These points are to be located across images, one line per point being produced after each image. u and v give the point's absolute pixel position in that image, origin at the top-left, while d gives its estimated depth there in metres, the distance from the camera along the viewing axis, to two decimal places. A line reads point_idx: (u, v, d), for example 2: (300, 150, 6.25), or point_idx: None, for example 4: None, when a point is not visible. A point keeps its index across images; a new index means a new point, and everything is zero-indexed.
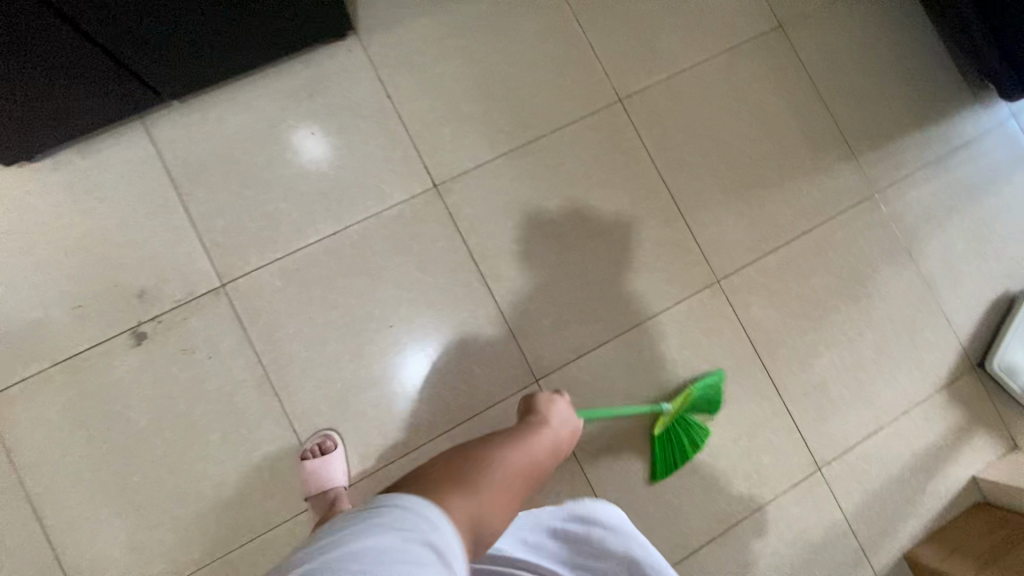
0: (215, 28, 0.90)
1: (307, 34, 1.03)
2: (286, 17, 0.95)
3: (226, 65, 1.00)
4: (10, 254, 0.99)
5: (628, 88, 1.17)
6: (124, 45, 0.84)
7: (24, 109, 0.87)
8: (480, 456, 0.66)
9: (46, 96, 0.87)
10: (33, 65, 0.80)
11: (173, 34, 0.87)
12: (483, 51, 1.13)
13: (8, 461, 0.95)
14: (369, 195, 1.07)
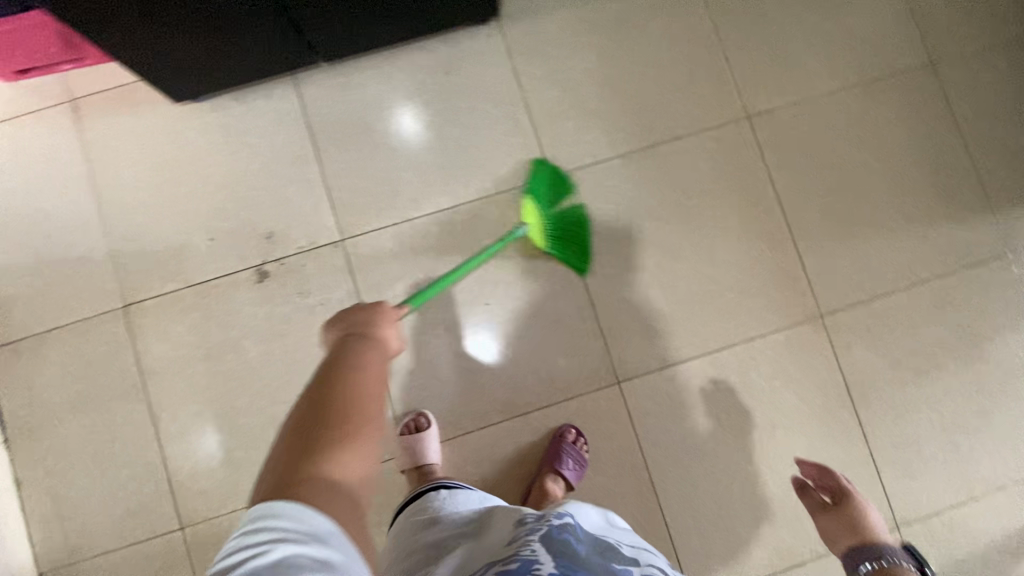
0: (386, 3, 0.95)
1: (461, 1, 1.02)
2: None
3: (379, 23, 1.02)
4: (168, 182, 1.09)
5: (759, 106, 1.15)
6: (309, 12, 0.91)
7: (206, 54, 0.95)
8: (343, 371, 0.60)
9: (229, 45, 0.94)
10: (232, 21, 0.87)
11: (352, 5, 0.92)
12: (617, 51, 1.14)
13: (135, 366, 1.05)
14: (488, 176, 1.10)
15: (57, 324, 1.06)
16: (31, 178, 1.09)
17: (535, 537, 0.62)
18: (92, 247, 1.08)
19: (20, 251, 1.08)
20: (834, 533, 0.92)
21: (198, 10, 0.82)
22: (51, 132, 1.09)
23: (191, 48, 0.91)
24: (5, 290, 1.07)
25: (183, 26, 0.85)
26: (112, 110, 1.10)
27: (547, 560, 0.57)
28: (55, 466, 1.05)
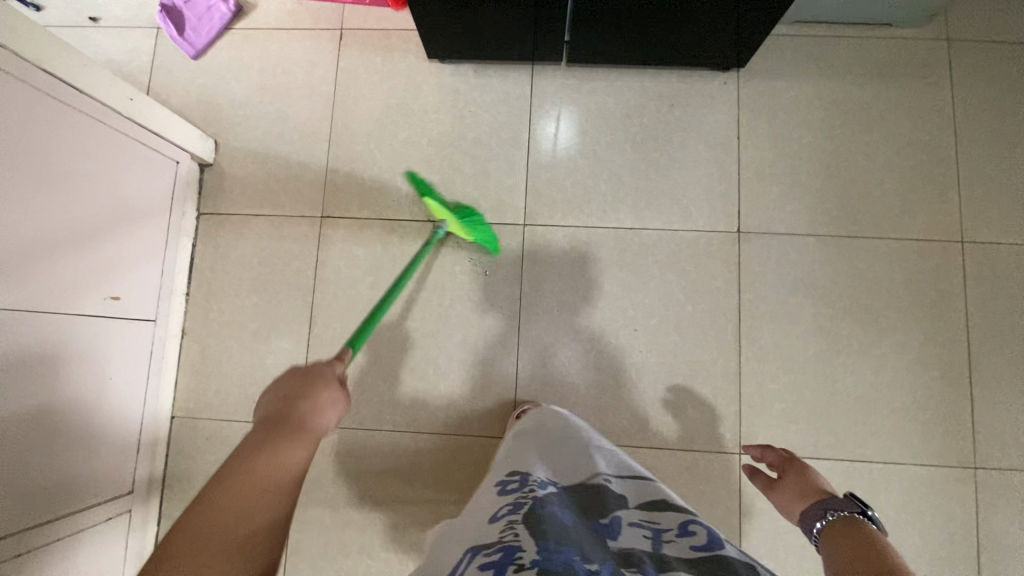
0: (653, 23, 0.99)
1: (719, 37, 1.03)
2: (708, 36, 1.02)
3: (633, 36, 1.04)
4: (392, 121, 1.19)
5: (976, 235, 1.09)
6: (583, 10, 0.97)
7: (477, 23, 1.03)
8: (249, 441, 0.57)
9: (500, 21, 1.02)
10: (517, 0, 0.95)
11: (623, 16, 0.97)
12: (844, 135, 1.13)
13: (312, 271, 1.15)
14: (678, 212, 1.12)
15: (262, 212, 1.19)
16: (284, 83, 1.22)
17: (517, 521, 0.62)
18: (311, 157, 1.19)
19: (255, 141, 1.21)
20: (790, 503, 0.84)
21: None
22: (314, 50, 1.23)
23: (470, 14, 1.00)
24: (232, 170, 1.21)
25: None
26: (369, 47, 1.22)
27: (529, 547, 0.56)
28: (216, 331, 1.16)
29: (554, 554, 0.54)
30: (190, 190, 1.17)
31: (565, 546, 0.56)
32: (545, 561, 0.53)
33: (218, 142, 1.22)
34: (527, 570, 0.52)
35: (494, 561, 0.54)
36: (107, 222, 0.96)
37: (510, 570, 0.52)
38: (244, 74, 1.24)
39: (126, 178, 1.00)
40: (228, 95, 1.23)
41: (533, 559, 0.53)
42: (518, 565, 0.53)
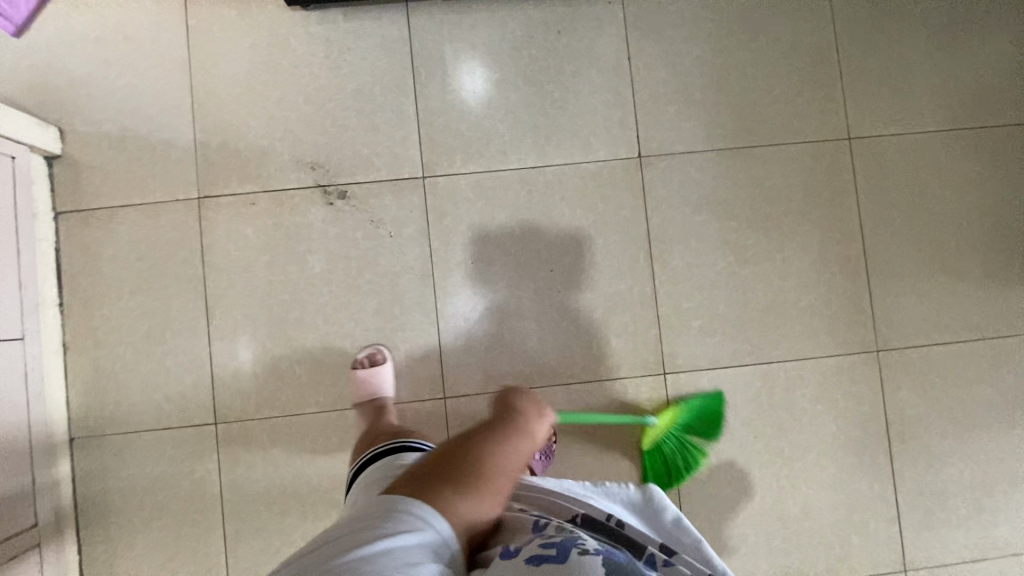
0: None
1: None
2: None
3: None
4: (262, 83, 1.08)
5: (862, 131, 1.13)
6: None
7: None
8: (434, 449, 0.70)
9: None
10: None
11: None
12: (732, 45, 1.12)
13: (201, 259, 1.06)
14: (579, 144, 1.09)
15: (130, 202, 1.07)
16: (130, 53, 1.08)
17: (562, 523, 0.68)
18: (176, 133, 1.07)
19: (107, 123, 1.08)
20: None
21: None
22: (157, 10, 1.08)
23: None
24: (86, 159, 1.07)
25: None
26: (221, 2, 1.09)
27: (588, 541, 0.62)
28: (103, 339, 1.06)
29: (612, 550, 0.61)
30: (38, 187, 1.04)
31: (619, 550, 0.62)
32: (605, 551, 0.60)
33: (64, 129, 1.07)
34: (593, 554, 0.58)
35: (556, 543, 0.60)
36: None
37: (575, 552, 0.58)
38: (80, 47, 1.08)
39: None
40: (66, 74, 1.08)
41: (595, 547, 0.60)
42: (580, 549, 0.59)
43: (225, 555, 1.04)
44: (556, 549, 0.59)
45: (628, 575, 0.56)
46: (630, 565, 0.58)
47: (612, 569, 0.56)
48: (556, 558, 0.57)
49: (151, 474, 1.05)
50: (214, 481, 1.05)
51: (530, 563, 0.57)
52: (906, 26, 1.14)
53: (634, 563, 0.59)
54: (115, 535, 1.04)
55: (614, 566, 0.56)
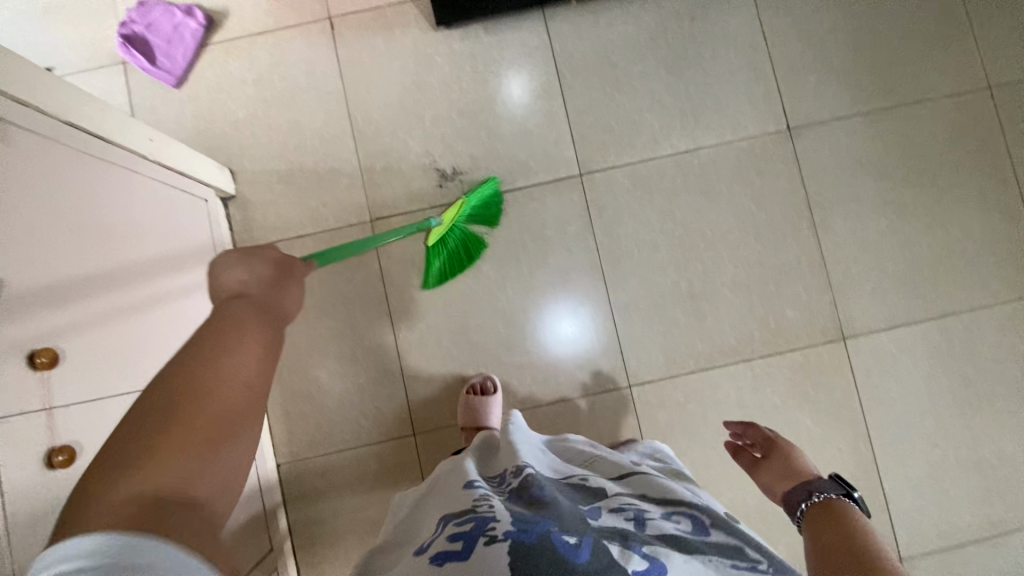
0: None
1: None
2: None
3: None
4: (416, 104, 1.12)
5: (1001, 78, 1.14)
6: None
7: None
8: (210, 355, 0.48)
9: None
10: None
11: None
12: (861, 10, 1.14)
13: (380, 278, 1.10)
14: (728, 125, 1.12)
15: (306, 231, 1.11)
16: (286, 91, 1.13)
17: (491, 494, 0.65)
18: (340, 161, 1.11)
19: (273, 159, 1.12)
20: (773, 485, 0.85)
21: None
22: (308, 48, 1.14)
23: None
24: (258, 196, 1.11)
25: None
26: (367, 32, 1.14)
27: (505, 517, 0.58)
28: (296, 366, 1.09)
29: (531, 526, 0.56)
30: (223, 229, 1.08)
31: (545, 521, 0.58)
32: (520, 533, 0.55)
33: (234, 171, 1.12)
34: (499, 543, 0.53)
35: (466, 530, 0.56)
36: (173, 284, 0.89)
37: (480, 543, 0.54)
38: (238, 91, 1.13)
39: (176, 231, 0.92)
40: (226, 118, 1.13)
41: (507, 530, 0.55)
42: (489, 536, 0.54)
43: None
44: (464, 542, 0.55)
45: (535, 564, 0.50)
46: (541, 543, 0.53)
47: (518, 558, 0.51)
48: (459, 556, 0.53)
49: (357, 490, 1.08)
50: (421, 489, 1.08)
51: (436, 564, 0.53)
52: None
53: (552, 537, 0.54)
54: (331, 552, 1.07)
55: (518, 556, 0.51)
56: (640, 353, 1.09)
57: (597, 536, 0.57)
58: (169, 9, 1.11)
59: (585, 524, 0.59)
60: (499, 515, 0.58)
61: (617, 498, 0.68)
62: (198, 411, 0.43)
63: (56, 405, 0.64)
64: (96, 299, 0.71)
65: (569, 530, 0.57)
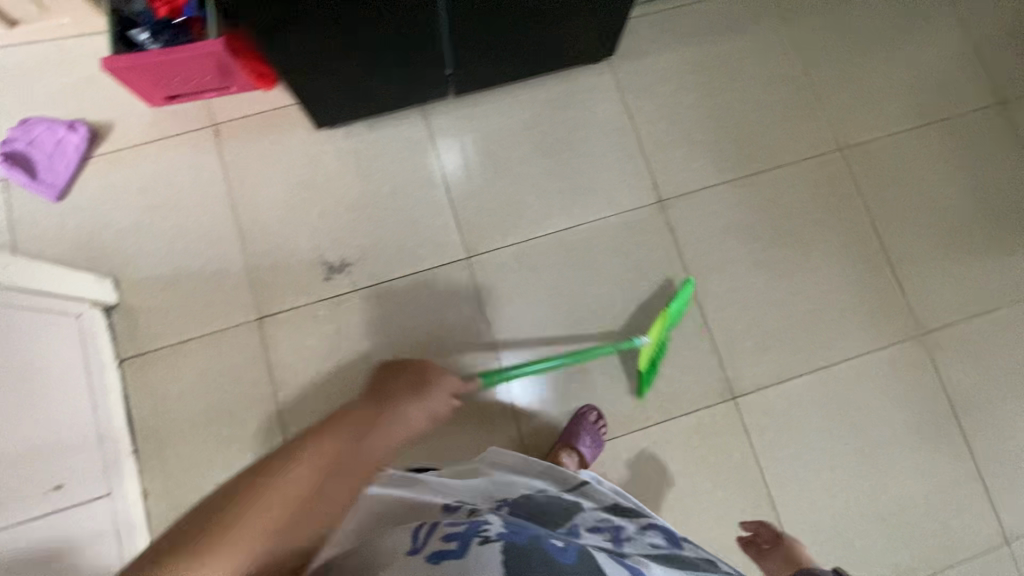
0: (525, 42, 1.06)
1: (587, 27, 1.07)
2: (577, 39, 1.10)
3: (512, 42, 1.05)
4: (302, 201, 1.15)
5: (849, 141, 1.24)
6: (462, 48, 1.02)
7: (363, 87, 1.05)
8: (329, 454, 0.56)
9: (385, 76, 1.03)
10: (396, 55, 0.98)
11: (499, 43, 1.03)
12: (717, 89, 1.24)
13: (269, 378, 1.08)
14: (604, 202, 1.18)
15: (192, 335, 1.09)
16: (172, 197, 1.14)
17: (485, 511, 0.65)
18: (227, 262, 1.12)
19: (158, 264, 1.12)
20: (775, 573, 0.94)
21: (372, 43, 0.92)
22: (194, 154, 1.16)
23: (352, 79, 1.01)
24: (143, 303, 1.10)
25: (354, 57, 0.95)
26: (252, 135, 1.17)
27: (496, 523, 0.59)
28: (183, 477, 1.05)
29: (520, 531, 0.58)
30: (102, 341, 1.06)
31: (532, 531, 0.60)
32: (510, 534, 0.56)
33: (117, 280, 1.11)
34: (494, 541, 0.53)
35: (459, 531, 0.55)
36: (27, 409, 0.84)
37: (476, 541, 0.53)
38: (123, 200, 1.14)
39: (33, 353, 0.88)
40: (110, 227, 1.13)
41: (499, 530, 0.56)
42: (481, 537, 0.54)
43: None
44: (459, 541, 0.53)
45: (528, 560, 0.52)
46: (533, 543, 0.55)
47: (510, 556, 0.51)
48: (455, 552, 0.51)
49: None
50: None
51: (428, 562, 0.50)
52: (861, 44, 1.28)
53: (541, 541, 0.57)
54: None
55: (513, 554, 0.52)
56: (539, 433, 1.09)
57: (584, 547, 0.60)
58: (52, 126, 1.13)
59: (570, 539, 0.63)
60: (490, 524, 0.58)
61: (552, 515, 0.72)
62: (292, 485, 0.51)
63: None
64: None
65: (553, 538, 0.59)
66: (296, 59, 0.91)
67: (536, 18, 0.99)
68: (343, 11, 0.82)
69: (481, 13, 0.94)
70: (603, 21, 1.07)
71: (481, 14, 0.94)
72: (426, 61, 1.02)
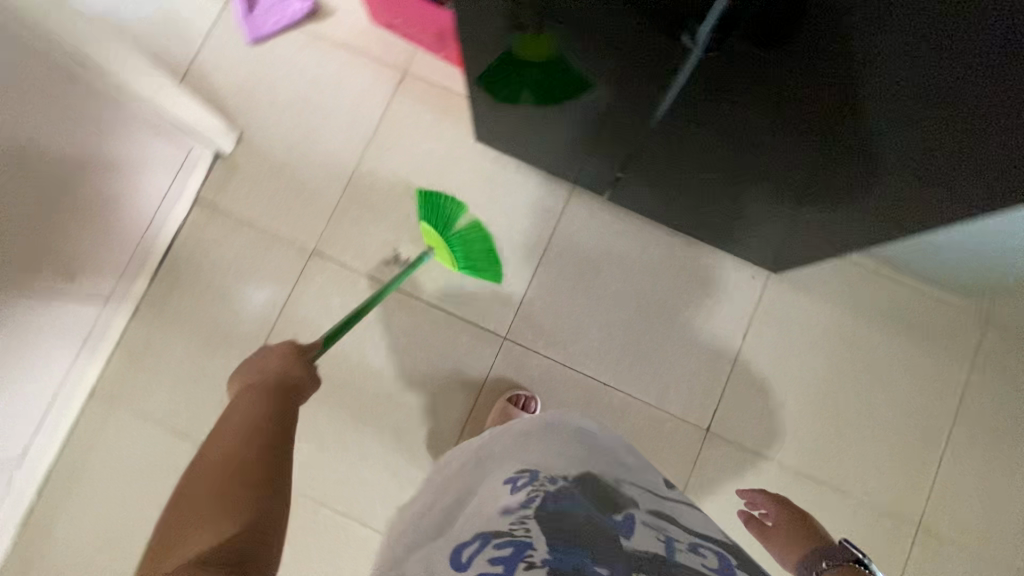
0: (698, 214, 1.00)
1: (774, 227, 0.91)
2: (749, 242, 1.02)
3: (689, 205, 0.98)
4: (419, 186, 1.15)
5: (935, 527, 1.05)
6: (635, 177, 0.99)
7: (538, 148, 1.06)
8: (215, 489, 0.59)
9: (562, 151, 1.03)
10: (578, 147, 0.98)
11: (673, 197, 0.99)
12: (846, 375, 1.09)
13: (282, 303, 1.11)
14: (657, 389, 1.08)
15: (257, 223, 1.14)
16: (329, 102, 1.17)
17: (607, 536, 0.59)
18: (326, 189, 1.15)
19: (278, 149, 1.16)
20: None
21: (559, 129, 0.94)
22: (371, 81, 1.18)
23: (532, 139, 1.03)
24: (245, 169, 1.16)
25: (541, 126, 0.97)
26: (425, 102, 1.17)
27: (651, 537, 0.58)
28: (167, 323, 1.11)
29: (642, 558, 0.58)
30: (193, 174, 1.12)
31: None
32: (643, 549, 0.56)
33: (242, 136, 1.16)
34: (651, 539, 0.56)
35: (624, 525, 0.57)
36: (79, 195, 0.90)
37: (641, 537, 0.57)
38: (293, 76, 1.18)
39: (116, 154, 0.93)
40: (268, 91, 1.18)
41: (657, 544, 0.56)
42: (528, 563, 0.49)
43: None
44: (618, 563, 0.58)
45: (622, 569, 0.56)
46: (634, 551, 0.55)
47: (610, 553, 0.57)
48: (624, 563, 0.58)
49: (133, 458, 1.08)
50: None
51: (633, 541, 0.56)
52: None
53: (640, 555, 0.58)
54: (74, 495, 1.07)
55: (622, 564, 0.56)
56: None
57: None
58: None
59: None
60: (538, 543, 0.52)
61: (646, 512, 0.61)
62: (228, 467, 0.62)
63: None
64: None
65: (603, 565, 0.50)
66: (486, 63, 0.80)
67: (713, 205, 0.94)
68: (541, 100, 0.85)
69: (676, 162, 0.85)
70: (804, 235, 0.88)
71: (665, 171, 0.91)
72: (614, 137, 0.89)
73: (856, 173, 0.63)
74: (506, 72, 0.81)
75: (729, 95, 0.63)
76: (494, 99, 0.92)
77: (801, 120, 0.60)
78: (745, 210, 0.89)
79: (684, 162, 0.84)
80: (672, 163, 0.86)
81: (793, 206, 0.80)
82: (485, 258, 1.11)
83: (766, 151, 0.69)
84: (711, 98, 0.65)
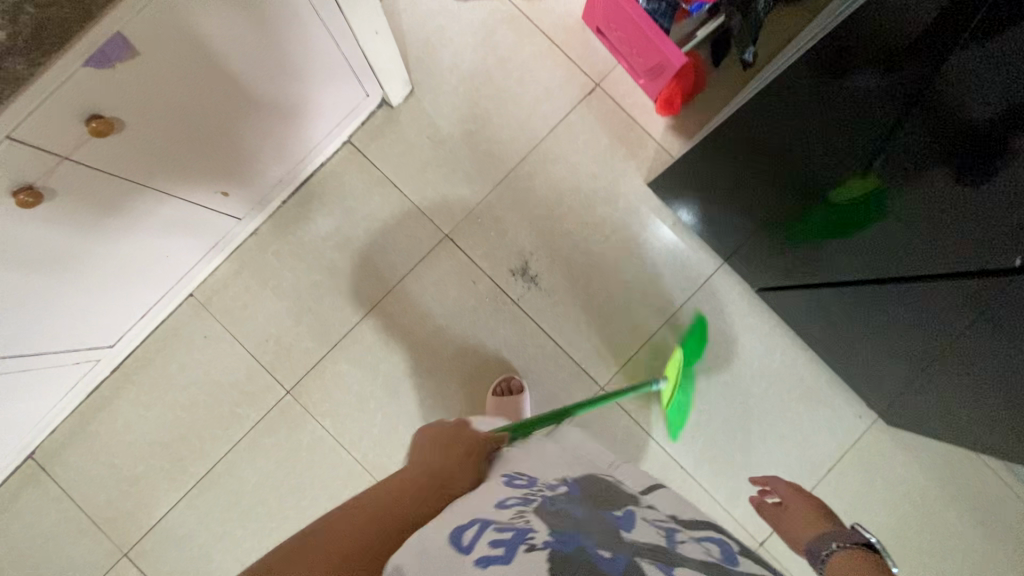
0: (866, 354, 0.95)
1: (952, 403, 0.84)
2: (902, 397, 0.96)
3: (863, 343, 0.92)
4: (571, 207, 1.10)
5: None
6: (818, 301, 0.93)
7: (718, 221, 1.01)
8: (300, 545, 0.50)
9: (747, 239, 0.98)
10: (778, 250, 0.93)
11: (849, 332, 0.93)
12: (914, 543, 1.07)
13: (401, 276, 1.08)
14: (729, 490, 1.08)
15: (401, 186, 1.09)
16: (511, 88, 1.11)
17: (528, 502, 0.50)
18: (478, 177, 1.10)
19: (444, 117, 1.10)
20: None
21: (770, 228, 0.89)
22: (560, 83, 1.11)
23: (721, 213, 0.98)
24: (405, 127, 1.10)
25: (747, 216, 0.92)
26: (607, 124, 1.11)
27: (541, 531, 0.44)
28: (281, 253, 1.08)
29: (567, 537, 0.43)
30: (356, 120, 1.07)
31: (581, 534, 0.44)
32: (557, 543, 0.42)
33: (413, 92, 1.10)
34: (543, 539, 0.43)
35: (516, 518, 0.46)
36: (262, 110, 0.83)
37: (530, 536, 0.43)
38: (484, 47, 1.11)
39: (316, 79, 0.86)
40: (453, 53, 1.10)
41: (545, 540, 0.42)
42: (529, 545, 0.42)
43: (193, 489, 1.05)
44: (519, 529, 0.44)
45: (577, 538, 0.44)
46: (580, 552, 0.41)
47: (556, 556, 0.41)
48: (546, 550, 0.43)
49: (210, 373, 1.07)
50: (241, 428, 1.06)
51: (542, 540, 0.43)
52: None
53: (590, 549, 0.41)
54: (144, 386, 1.06)
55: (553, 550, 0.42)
56: None
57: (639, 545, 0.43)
58: None
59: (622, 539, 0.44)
60: (539, 525, 0.45)
61: (649, 511, 0.51)
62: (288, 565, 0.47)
63: (71, 157, 0.61)
64: (181, 93, 0.67)
65: (606, 548, 0.42)
66: (729, 140, 0.80)
67: (896, 358, 0.88)
68: (770, 197, 0.83)
69: (875, 305, 0.80)
70: (936, 388, 0.85)
71: (860, 311, 0.85)
72: (819, 261, 0.84)
73: (999, 329, 0.62)
74: (747, 155, 0.80)
75: (919, 221, 0.61)
76: (718, 174, 0.89)
77: (933, 267, 0.64)
78: (933, 376, 0.83)
79: (883, 307, 0.78)
80: (872, 305, 0.81)
81: (1000, 392, 0.71)
82: (608, 302, 1.09)
83: (895, 288, 0.72)
84: (875, 211, 0.66)
